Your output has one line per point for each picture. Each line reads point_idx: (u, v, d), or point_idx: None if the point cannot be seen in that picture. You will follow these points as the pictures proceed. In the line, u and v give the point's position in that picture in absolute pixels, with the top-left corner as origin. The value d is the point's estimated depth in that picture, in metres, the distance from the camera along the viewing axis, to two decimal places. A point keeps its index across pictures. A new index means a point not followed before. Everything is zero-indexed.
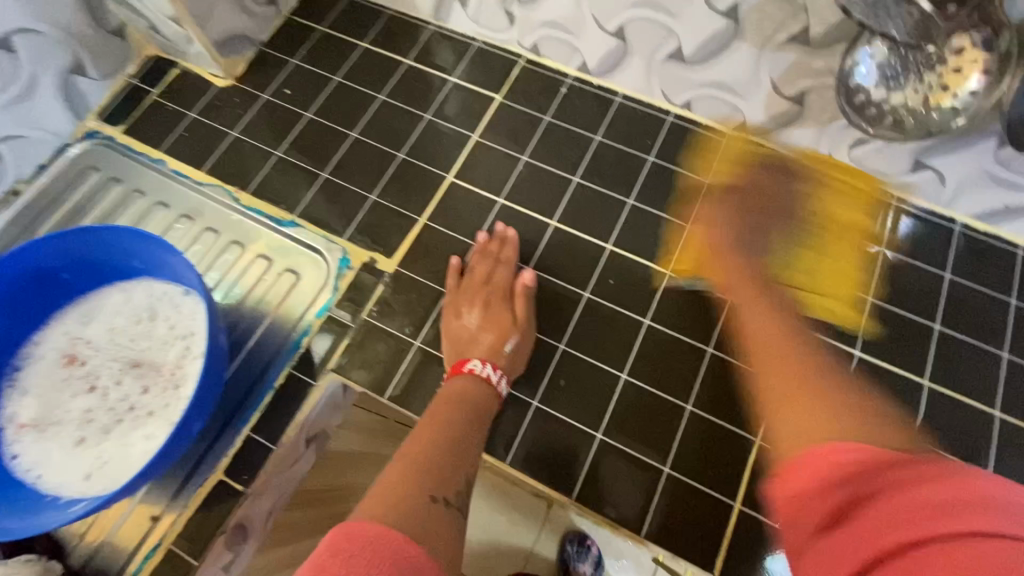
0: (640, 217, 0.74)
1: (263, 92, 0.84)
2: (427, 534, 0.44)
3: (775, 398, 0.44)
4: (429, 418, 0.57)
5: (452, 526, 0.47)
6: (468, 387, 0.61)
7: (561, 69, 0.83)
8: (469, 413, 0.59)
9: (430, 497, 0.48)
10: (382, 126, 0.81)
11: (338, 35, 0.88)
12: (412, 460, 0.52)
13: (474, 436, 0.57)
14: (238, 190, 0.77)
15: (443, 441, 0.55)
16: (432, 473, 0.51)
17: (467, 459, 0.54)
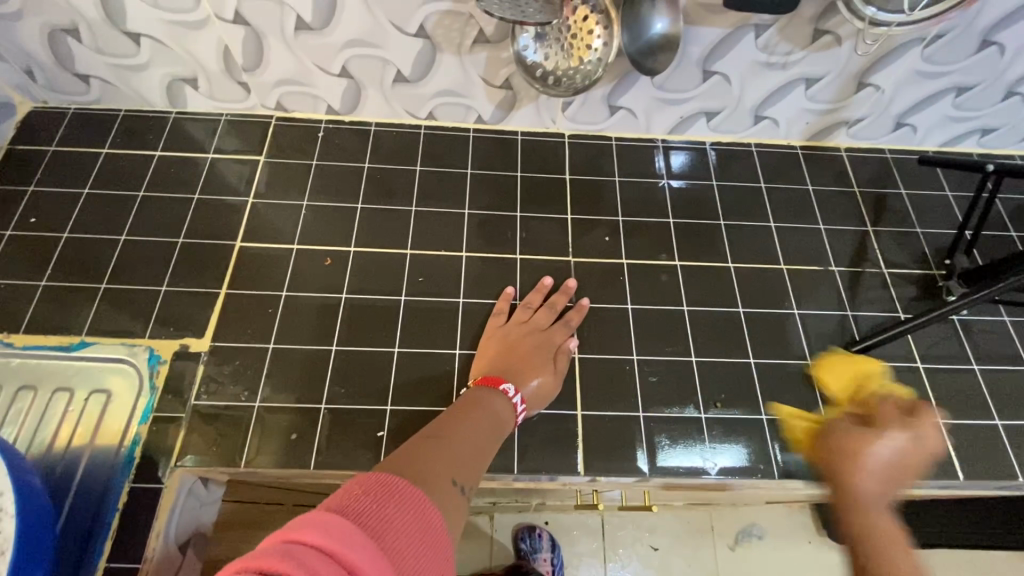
0: (426, 219, 0.85)
1: (4, 228, 0.79)
2: (446, 509, 0.46)
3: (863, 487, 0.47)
4: (453, 421, 0.58)
5: (459, 508, 0.48)
6: (497, 406, 0.63)
7: (312, 116, 0.90)
8: (491, 423, 0.61)
9: (452, 481, 0.49)
10: (153, 220, 0.81)
11: (74, 149, 0.86)
12: (442, 446, 0.53)
13: (485, 439, 0.59)
14: (8, 334, 0.72)
15: (465, 442, 0.56)
16: (455, 461, 0.52)
17: (483, 453, 0.57)
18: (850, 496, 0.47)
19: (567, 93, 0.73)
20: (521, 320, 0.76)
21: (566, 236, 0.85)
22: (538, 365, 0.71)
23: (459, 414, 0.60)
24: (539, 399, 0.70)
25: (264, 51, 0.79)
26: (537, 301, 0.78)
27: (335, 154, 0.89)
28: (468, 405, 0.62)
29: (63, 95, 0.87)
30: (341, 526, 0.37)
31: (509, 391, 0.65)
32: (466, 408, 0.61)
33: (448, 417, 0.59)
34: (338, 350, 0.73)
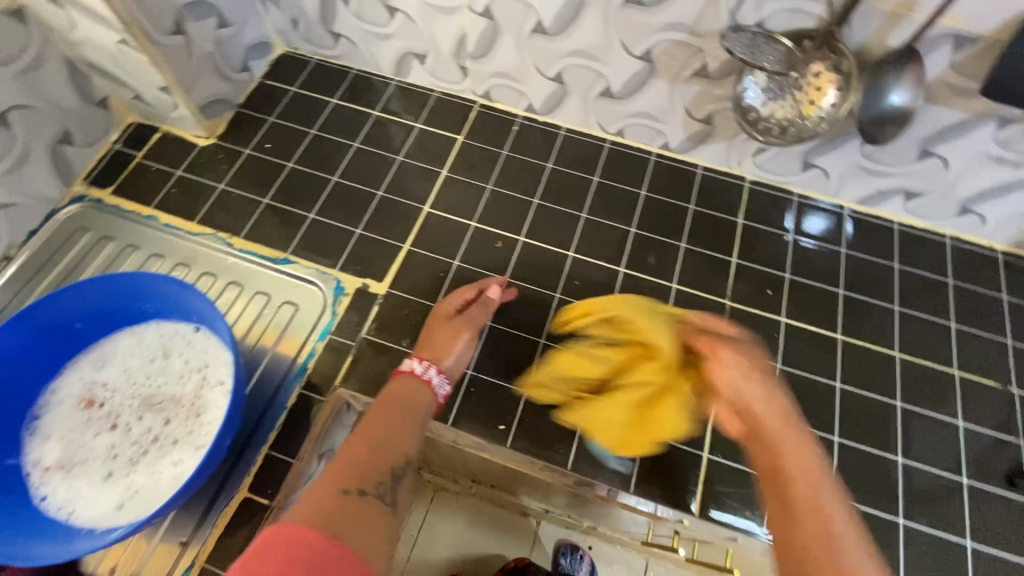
0: (594, 228, 0.88)
1: (245, 147, 0.92)
2: (362, 518, 0.51)
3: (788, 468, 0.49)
4: (370, 418, 0.62)
5: (377, 512, 0.53)
6: (410, 386, 0.68)
7: (511, 110, 0.97)
8: (413, 414, 0.65)
9: (355, 491, 0.54)
10: (360, 170, 0.91)
11: (310, 94, 0.99)
12: (338, 462, 0.57)
13: (406, 432, 0.62)
14: (231, 236, 0.85)
15: (381, 441, 0.60)
16: (356, 470, 0.56)
17: (403, 446, 0.61)
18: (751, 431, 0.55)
19: (792, 141, 0.73)
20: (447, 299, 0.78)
21: (726, 279, 0.85)
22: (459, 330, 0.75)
23: (379, 409, 0.64)
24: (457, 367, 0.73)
25: (496, 43, 0.86)
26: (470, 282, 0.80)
27: (524, 148, 0.95)
28: (395, 394, 0.66)
29: (313, 46, 1.00)
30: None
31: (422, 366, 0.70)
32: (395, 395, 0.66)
33: (374, 414, 0.63)
34: (490, 327, 0.79)
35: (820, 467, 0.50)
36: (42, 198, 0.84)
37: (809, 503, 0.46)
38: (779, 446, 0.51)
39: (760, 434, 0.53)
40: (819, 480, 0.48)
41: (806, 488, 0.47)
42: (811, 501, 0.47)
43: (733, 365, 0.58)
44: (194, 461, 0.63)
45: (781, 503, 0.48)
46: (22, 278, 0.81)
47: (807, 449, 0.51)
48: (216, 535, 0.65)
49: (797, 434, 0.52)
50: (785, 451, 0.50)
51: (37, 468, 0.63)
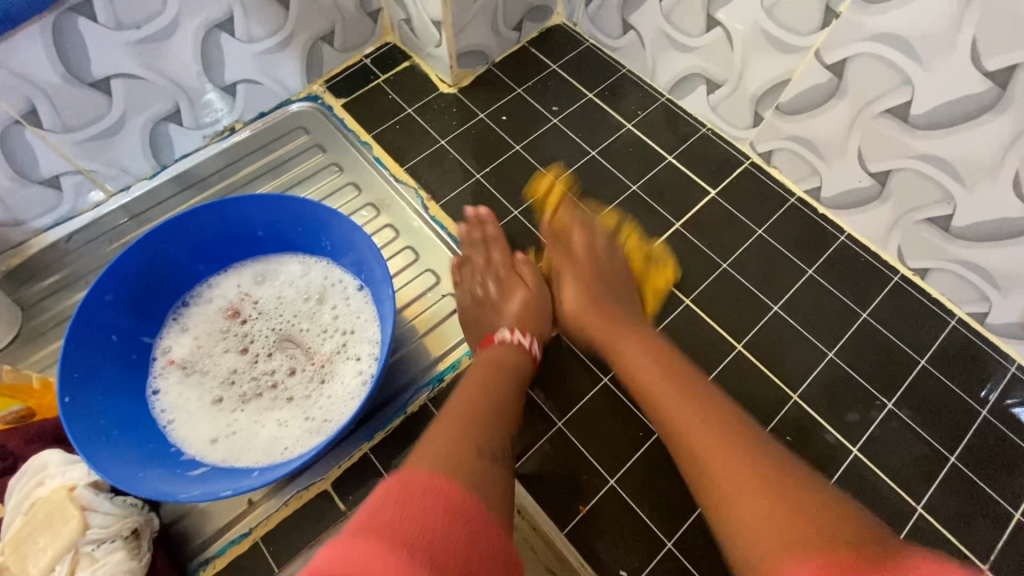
0: (836, 376, 0.67)
1: (481, 110, 0.84)
2: (484, 481, 0.45)
3: (738, 494, 0.44)
4: (471, 383, 0.57)
5: (498, 478, 0.47)
6: (507, 353, 0.61)
7: (788, 185, 0.77)
8: (515, 379, 0.59)
9: (479, 452, 0.48)
10: (585, 183, 0.78)
11: (568, 78, 0.87)
12: (454, 417, 0.51)
13: (510, 391, 0.57)
14: (430, 199, 0.77)
15: (496, 401, 0.55)
16: (470, 432, 0.50)
17: (513, 413, 0.55)
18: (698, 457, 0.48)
19: None
20: (485, 266, 0.70)
21: (998, 537, 0.59)
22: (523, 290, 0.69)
23: (482, 371, 0.58)
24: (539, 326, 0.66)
25: (824, 107, 0.66)
26: (495, 237, 0.71)
27: (786, 237, 0.75)
28: (489, 360, 0.60)
29: (594, 28, 0.87)
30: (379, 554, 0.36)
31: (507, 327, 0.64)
32: (491, 364, 0.59)
33: (480, 378, 0.57)
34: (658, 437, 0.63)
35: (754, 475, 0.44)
36: (283, 86, 0.82)
37: (753, 474, 0.44)
38: (687, 384, 0.53)
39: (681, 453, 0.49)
40: (719, 413, 0.50)
41: (735, 449, 0.46)
42: (739, 471, 0.45)
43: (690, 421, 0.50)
44: (298, 432, 0.56)
45: (716, 429, 0.48)
46: (235, 154, 0.80)
47: (742, 444, 0.47)
48: (283, 515, 0.58)
49: (682, 392, 0.52)
50: (759, 500, 0.42)
51: (164, 357, 0.60)
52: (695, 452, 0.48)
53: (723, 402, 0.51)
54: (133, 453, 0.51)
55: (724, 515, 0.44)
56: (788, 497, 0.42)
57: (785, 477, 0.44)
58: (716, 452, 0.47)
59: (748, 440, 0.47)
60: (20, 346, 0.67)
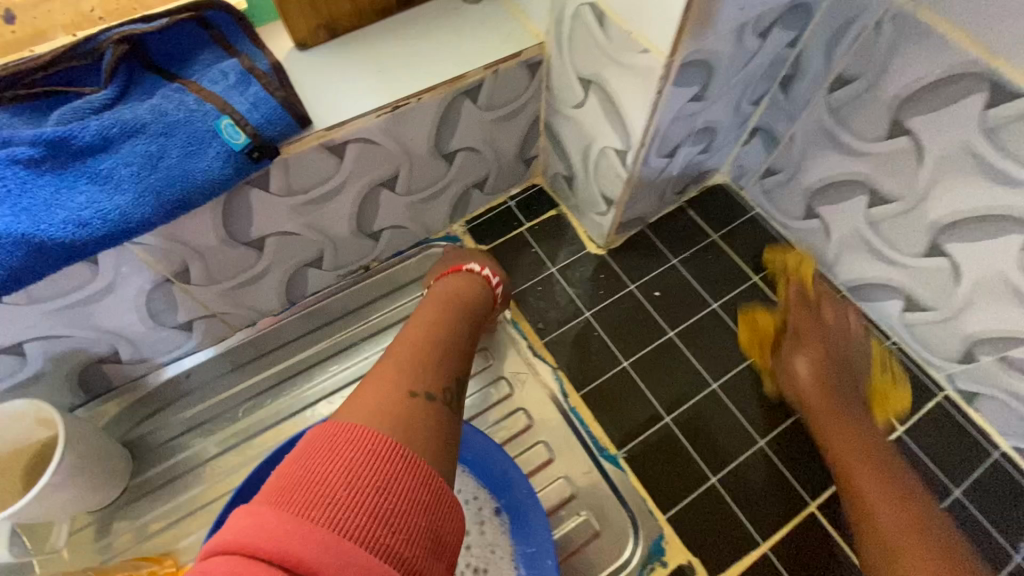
0: None
1: (632, 281, 0.76)
2: (407, 416, 0.42)
3: (892, 543, 0.50)
4: (419, 314, 0.58)
5: (437, 417, 0.44)
6: (458, 285, 0.65)
7: (991, 434, 0.66)
8: (460, 308, 0.61)
9: (410, 395, 0.44)
10: (748, 390, 0.69)
11: (731, 254, 0.78)
12: (389, 366, 0.48)
13: (456, 333, 0.56)
14: (571, 386, 0.70)
15: (429, 331, 0.55)
16: (417, 369, 0.48)
17: (463, 359, 0.54)
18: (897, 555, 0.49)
19: None
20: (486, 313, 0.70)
21: None
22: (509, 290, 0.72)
23: (428, 306, 0.60)
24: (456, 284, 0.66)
25: None
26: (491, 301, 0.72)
27: (988, 503, 0.64)
28: (445, 295, 0.63)
29: (765, 200, 0.78)
30: (283, 514, 0.33)
31: (472, 270, 0.68)
32: (434, 300, 0.62)
33: (437, 315, 0.58)
34: None
35: (920, 536, 0.50)
36: (425, 228, 0.77)
37: (896, 494, 0.53)
38: (874, 453, 0.57)
39: (897, 545, 0.50)
40: (880, 449, 0.57)
41: (916, 525, 0.50)
42: (922, 552, 0.48)
43: (876, 481, 0.54)
44: None
45: (822, 407, 0.61)
46: (365, 295, 0.75)
47: (919, 500, 0.53)
48: None
49: (837, 411, 0.60)
50: (910, 530, 0.50)
51: None
52: (891, 547, 0.50)
53: (885, 445, 0.58)
54: None
55: (867, 516, 0.53)
56: (946, 558, 0.48)
57: (905, 493, 0.53)
58: (899, 533, 0.50)
59: (908, 504, 0.52)
60: (129, 502, 0.63)
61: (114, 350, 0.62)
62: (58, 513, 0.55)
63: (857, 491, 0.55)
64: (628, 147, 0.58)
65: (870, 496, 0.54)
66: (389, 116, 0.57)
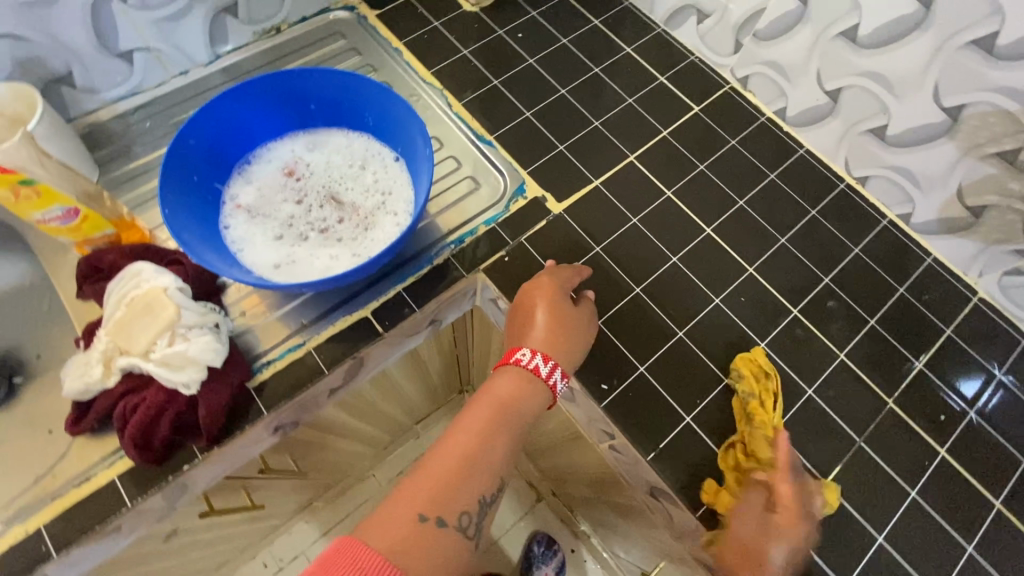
0: (789, 257, 0.81)
1: (500, 28, 0.95)
2: (418, 554, 0.53)
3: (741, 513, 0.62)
4: (473, 411, 0.62)
5: (450, 544, 0.55)
6: (513, 377, 0.64)
7: (760, 107, 0.90)
8: (507, 404, 0.62)
9: (423, 519, 0.54)
10: (590, 94, 0.90)
11: (577, 7, 0.98)
12: (429, 474, 0.57)
13: (506, 441, 0.61)
14: (453, 99, 0.89)
15: (461, 455, 0.59)
16: (444, 491, 0.57)
17: (494, 467, 0.60)
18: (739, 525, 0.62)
19: None
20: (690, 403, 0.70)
21: (903, 380, 0.74)
22: (547, 296, 0.69)
23: (481, 408, 0.62)
24: (503, 395, 0.63)
25: (790, 33, 0.80)
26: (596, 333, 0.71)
27: (756, 149, 0.88)
28: (498, 406, 0.62)
29: None
30: None
31: (522, 361, 0.65)
32: (490, 407, 0.62)
33: (478, 426, 0.61)
34: (636, 293, 0.76)
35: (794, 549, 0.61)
36: None
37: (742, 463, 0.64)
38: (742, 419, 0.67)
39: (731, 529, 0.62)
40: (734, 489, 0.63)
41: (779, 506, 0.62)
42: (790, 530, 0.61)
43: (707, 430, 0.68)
44: (347, 263, 0.69)
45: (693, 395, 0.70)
46: (280, 51, 0.91)
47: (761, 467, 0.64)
48: (333, 331, 0.71)
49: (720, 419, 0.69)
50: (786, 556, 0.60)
51: (232, 202, 0.71)
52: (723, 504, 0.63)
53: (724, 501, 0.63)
54: (218, 261, 0.64)
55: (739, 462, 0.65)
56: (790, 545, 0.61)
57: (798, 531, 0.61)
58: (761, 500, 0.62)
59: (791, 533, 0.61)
60: None
61: (68, 70, 0.75)
62: (73, 168, 0.68)
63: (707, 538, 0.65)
64: None
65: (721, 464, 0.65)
66: None
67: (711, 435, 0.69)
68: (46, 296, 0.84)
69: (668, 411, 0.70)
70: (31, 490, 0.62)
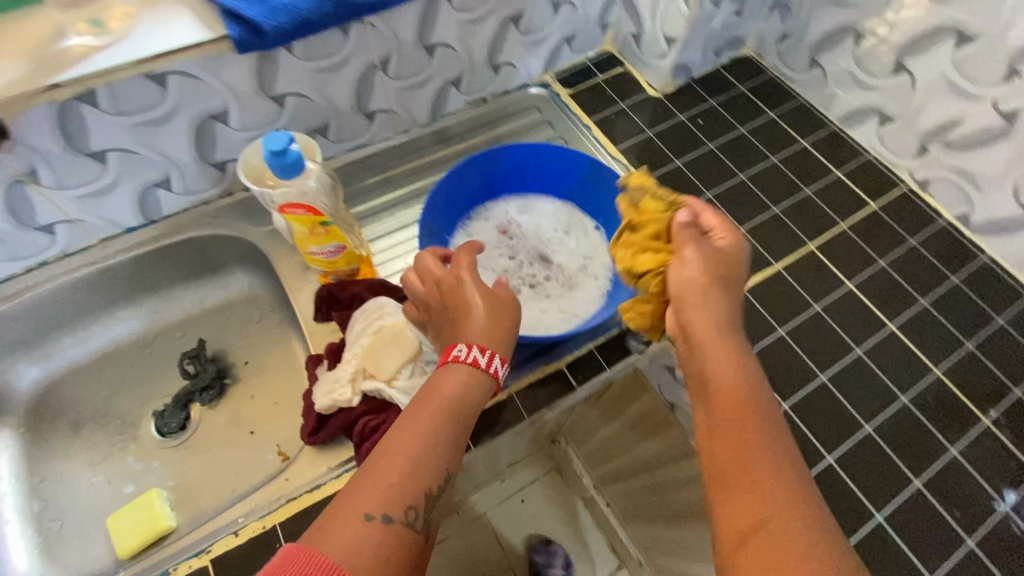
0: (976, 362, 0.80)
1: (682, 113, 1.03)
2: (360, 554, 0.46)
3: (720, 419, 0.50)
4: (417, 407, 0.55)
5: (399, 540, 0.48)
6: (455, 371, 0.57)
7: (939, 209, 0.92)
8: (454, 397, 0.56)
9: (368, 517, 0.48)
10: (767, 181, 0.96)
11: (753, 99, 1.05)
12: (373, 470, 0.51)
13: (451, 433, 0.54)
14: (638, 174, 0.96)
15: (408, 451, 0.52)
16: (393, 484, 0.50)
17: (442, 459, 0.53)
18: (721, 417, 0.51)
19: None
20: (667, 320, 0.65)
21: None
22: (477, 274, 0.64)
23: (429, 403, 0.55)
24: (445, 386, 0.57)
25: (990, 145, 0.82)
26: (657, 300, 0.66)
27: (937, 251, 0.89)
28: (446, 400, 0.55)
29: (780, 62, 1.06)
30: None
31: (460, 357, 0.58)
32: (440, 400, 0.55)
33: (428, 420, 0.54)
34: (821, 381, 0.78)
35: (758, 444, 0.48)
36: (528, 73, 1.04)
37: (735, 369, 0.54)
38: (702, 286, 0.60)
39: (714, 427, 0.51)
40: (737, 354, 0.54)
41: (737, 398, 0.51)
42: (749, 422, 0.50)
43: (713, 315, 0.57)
44: (555, 318, 0.76)
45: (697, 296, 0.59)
46: (485, 118, 1.02)
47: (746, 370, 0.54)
48: (532, 379, 0.77)
49: (701, 299, 0.59)
50: (745, 442, 0.48)
51: (455, 251, 0.80)
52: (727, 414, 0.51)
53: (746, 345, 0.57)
54: None
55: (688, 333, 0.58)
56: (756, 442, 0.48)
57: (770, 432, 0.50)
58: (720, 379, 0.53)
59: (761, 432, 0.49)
60: None
61: (327, 124, 0.88)
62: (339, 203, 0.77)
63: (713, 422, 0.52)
64: None
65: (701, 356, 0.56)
66: None
67: (901, 536, 0.69)
68: (270, 310, 0.97)
69: (855, 505, 0.70)
70: (264, 489, 0.69)
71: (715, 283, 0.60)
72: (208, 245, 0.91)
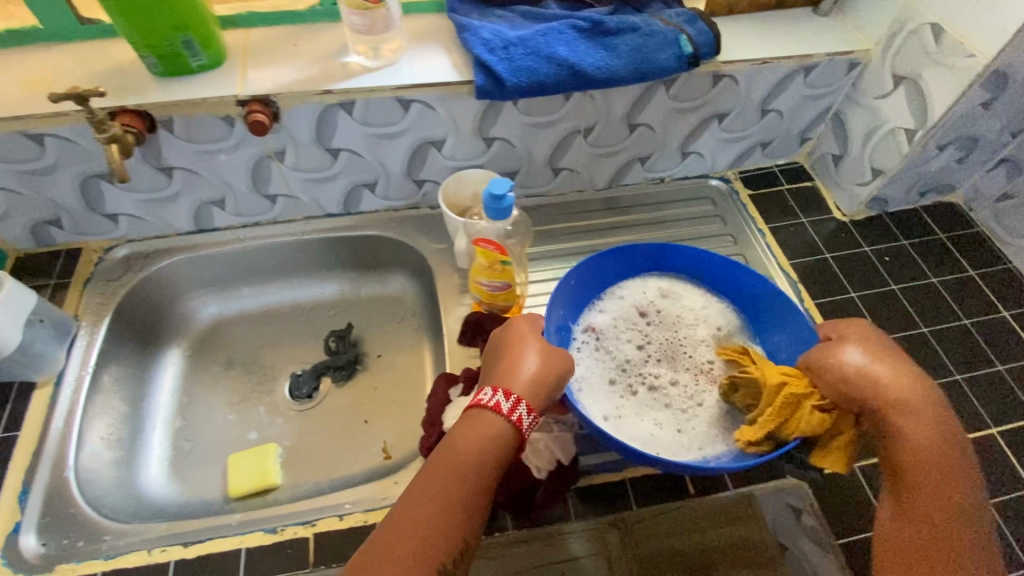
0: None
1: (867, 245, 0.98)
2: None
3: (916, 497, 0.58)
4: (439, 468, 0.57)
5: None
6: (478, 423, 0.59)
7: None
8: (477, 454, 0.57)
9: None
10: (952, 342, 0.87)
11: (953, 251, 0.97)
12: (396, 534, 0.53)
13: (473, 493, 0.56)
14: (806, 295, 0.92)
15: (435, 514, 0.54)
16: (420, 548, 0.53)
17: (465, 521, 0.55)
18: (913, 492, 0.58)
19: None
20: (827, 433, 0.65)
21: None
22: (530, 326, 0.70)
23: (452, 466, 0.57)
24: (468, 439, 0.58)
25: None
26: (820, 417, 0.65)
27: None
28: (463, 462, 0.57)
29: (994, 221, 0.98)
30: None
31: (483, 400, 0.61)
32: (461, 463, 0.57)
33: (452, 485, 0.56)
34: None
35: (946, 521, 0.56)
36: (712, 166, 1.05)
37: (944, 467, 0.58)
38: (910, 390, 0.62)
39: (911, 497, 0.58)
40: (944, 441, 0.60)
41: (940, 483, 0.58)
42: (939, 503, 0.57)
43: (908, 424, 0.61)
44: (672, 420, 0.74)
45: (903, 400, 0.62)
46: (659, 198, 1.05)
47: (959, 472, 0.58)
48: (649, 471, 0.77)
49: (912, 406, 0.61)
50: (935, 522, 0.56)
51: (585, 323, 0.82)
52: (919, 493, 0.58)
53: (962, 475, 0.58)
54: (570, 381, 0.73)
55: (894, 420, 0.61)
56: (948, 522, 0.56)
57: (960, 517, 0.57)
58: (925, 470, 0.59)
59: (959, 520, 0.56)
60: None
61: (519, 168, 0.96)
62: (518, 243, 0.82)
63: (903, 509, 0.58)
64: (918, 127, 0.85)
65: (910, 444, 0.60)
66: (756, 67, 0.88)
67: None
68: (413, 316, 1.05)
69: None
70: (375, 484, 0.73)
71: (904, 399, 0.62)
72: (383, 243, 1.01)
